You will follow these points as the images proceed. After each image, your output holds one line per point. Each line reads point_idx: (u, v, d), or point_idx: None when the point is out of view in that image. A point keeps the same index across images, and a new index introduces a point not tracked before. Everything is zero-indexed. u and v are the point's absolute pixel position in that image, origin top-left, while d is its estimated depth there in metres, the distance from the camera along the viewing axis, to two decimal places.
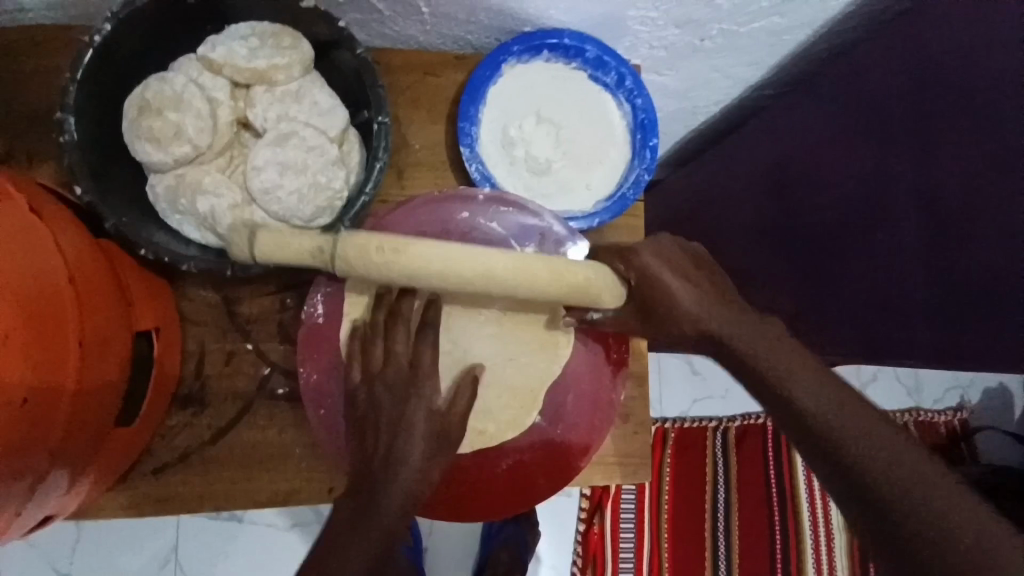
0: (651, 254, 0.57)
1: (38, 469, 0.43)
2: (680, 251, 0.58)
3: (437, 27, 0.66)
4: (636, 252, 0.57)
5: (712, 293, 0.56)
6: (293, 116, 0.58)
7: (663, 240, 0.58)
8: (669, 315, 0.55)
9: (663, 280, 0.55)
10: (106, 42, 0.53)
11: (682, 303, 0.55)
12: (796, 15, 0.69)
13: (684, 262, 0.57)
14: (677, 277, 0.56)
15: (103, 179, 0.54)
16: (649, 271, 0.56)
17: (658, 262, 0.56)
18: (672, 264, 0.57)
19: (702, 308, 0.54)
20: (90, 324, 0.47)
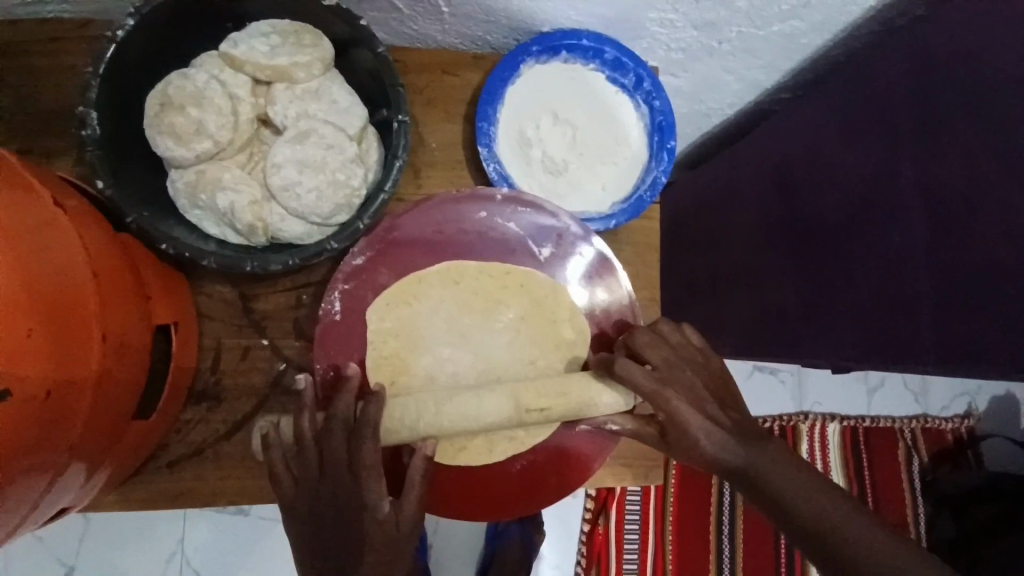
0: (679, 395, 0.54)
1: (58, 464, 0.44)
2: (700, 379, 0.55)
3: (455, 26, 0.66)
4: (663, 399, 0.53)
5: (732, 429, 0.54)
6: (313, 113, 0.59)
7: (682, 370, 0.55)
8: (685, 447, 0.54)
9: (686, 422, 0.53)
10: (128, 37, 0.53)
11: (702, 447, 0.53)
12: (813, 19, 0.69)
13: (704, 393, 0.55)
14: (699, 416, 0.54)
15: (123, 174, 0.54)
16: (675, 421, 0.53)
17: (685, 406, 0.53)
18: (694, 400, 0.54)
19: (724, 451, 0.53)
20: (111, 320, 0.47)
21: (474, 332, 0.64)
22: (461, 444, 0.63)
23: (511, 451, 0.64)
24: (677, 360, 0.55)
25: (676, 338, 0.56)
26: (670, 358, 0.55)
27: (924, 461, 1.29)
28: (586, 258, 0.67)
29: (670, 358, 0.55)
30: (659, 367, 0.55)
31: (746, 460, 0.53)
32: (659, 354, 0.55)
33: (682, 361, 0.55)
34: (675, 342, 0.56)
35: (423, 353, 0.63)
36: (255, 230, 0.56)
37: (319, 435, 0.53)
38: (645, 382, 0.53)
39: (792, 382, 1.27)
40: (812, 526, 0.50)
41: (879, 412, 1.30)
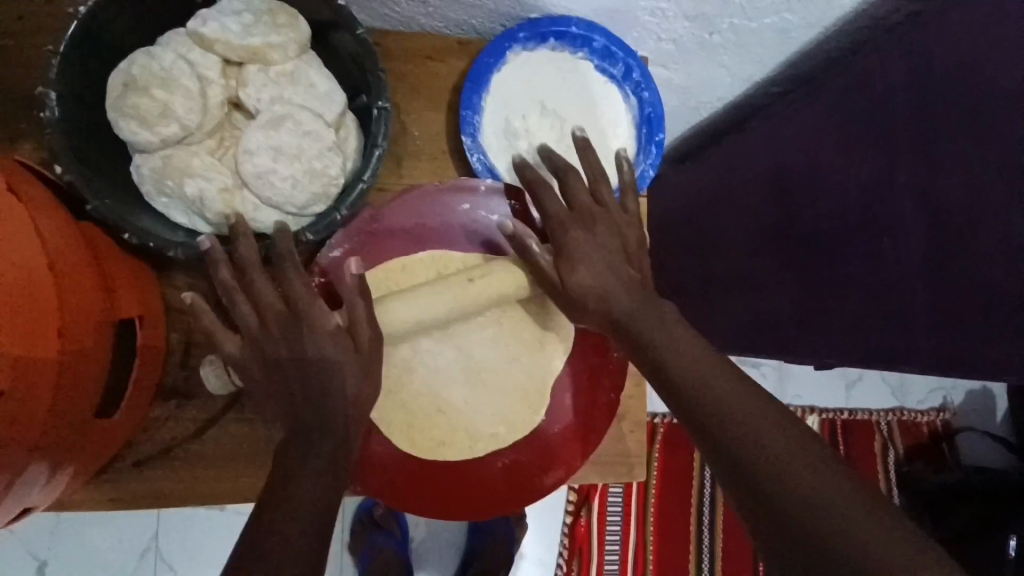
0: (581, 232, 0.55)
1: (16, 465, 0.41)
2: (612, 234, 0.56)
3: (440, 10, 0.63)
4: (565, 228, 0.55)
5: (630, 284, 0.54)
6: (288, 98, 0.56)
7: (599, 222, 0.56)
8: (573, 283, 0.54)
9: (579, 254, 0.54)
10: (90, 14, 0.50)
11: (588, 284, 0.54)
12: (807, 12, 0.68)
13: (617, 252, 0.55)
14: (600, 260, 0.54)
15: (85, 158, 0.51)
16: (570, 254, 0.54)
17: (584, 245, 0.55)
18: (599, 247, 0.55)
19: (607, 295, 0.54)
20: (71, 313, 0.44)
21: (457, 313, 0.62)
22: (440, 440, 0.62)
23: (492, 448, 0.63)
24: (599, 208, 0.56)
25: (606, 194, 0.57)
26: (590, 207, 0.56)
27: (900, 453, 1.32)
28: None
29: (590, 209, 0.56)
30: (576, 207, 0.56)
31: (626, 313, 0.53)
32: (581, 197, 0.57)
33: (603, 214, 0.56)
34: (603, 199, 0.57)
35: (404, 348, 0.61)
36: (226, 220, 0.54)
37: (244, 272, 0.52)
38: (557, 210, 0.56)
39: (773, 376, 1.28)
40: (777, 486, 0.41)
41: (857, 405, 1.32)
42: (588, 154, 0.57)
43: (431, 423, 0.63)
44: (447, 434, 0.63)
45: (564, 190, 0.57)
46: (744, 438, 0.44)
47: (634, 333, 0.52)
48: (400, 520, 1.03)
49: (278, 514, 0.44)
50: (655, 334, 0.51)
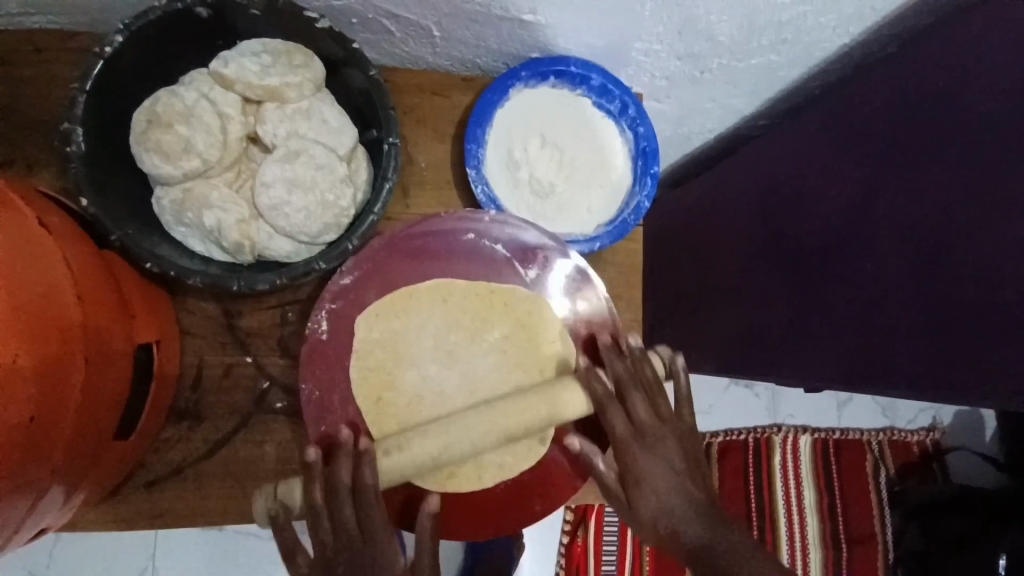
0: (647, 456, 0.55)
1: (40, 488, 0.43)
2: (677, 452, 0.55)
3: (446, 49, 0.67)
4: (630, 452, 0.55)
5: (695, 507, 0.53)
6: (303, 133, 0.59)
7: (665, 443, 0.55)
8: (641, 510, 0.54)
9: (647, 475, 0.54)
10: (116, 54, 0.53)
11: (652, 508, 0.53)
12: (791, 52, 0.72)
13: (683, 472, 0.55)
14: (666, 487, 0.54)
15: (108, 190, 0.54)
16: (638, 484, 0.54)
17: (651, 477, 0.54)
18: (664, 465, 0.54)
19: (679, 522, 0.53)
20: (95, 340, 0.47)
21: (461, 342, 0.64)
22: (450, 471, 0.63)
23: (498, 476, 0.64)
24: (658, 422, 0.56)
25: (667, 411, 0.57)
26: (658, 429, 0.55)
27: (891, 474, 1.33)
28: (562, 272, 0.66)
29: (653, 425, 0.56)
30: (646, 431, 0.55)
31: (699, 538, 0.52)
32: (647, 418, 0.56)
33: (666, 432, 0.56)
34: (664, 414, 0.56)
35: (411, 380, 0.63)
36: (241, 248, 0.56)
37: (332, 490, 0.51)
38: (623, 433, 0.55)
39: (766, 396, 1.31)
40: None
41: (849, 426, 1.34)
42: (646, 369, 0.57)
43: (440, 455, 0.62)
44: (455, 468, 0.63)
45: (627, 404, 0.56)
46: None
47: (705, 557, 0.51)
48: None
49: None
50: (729, 561, 0.50)
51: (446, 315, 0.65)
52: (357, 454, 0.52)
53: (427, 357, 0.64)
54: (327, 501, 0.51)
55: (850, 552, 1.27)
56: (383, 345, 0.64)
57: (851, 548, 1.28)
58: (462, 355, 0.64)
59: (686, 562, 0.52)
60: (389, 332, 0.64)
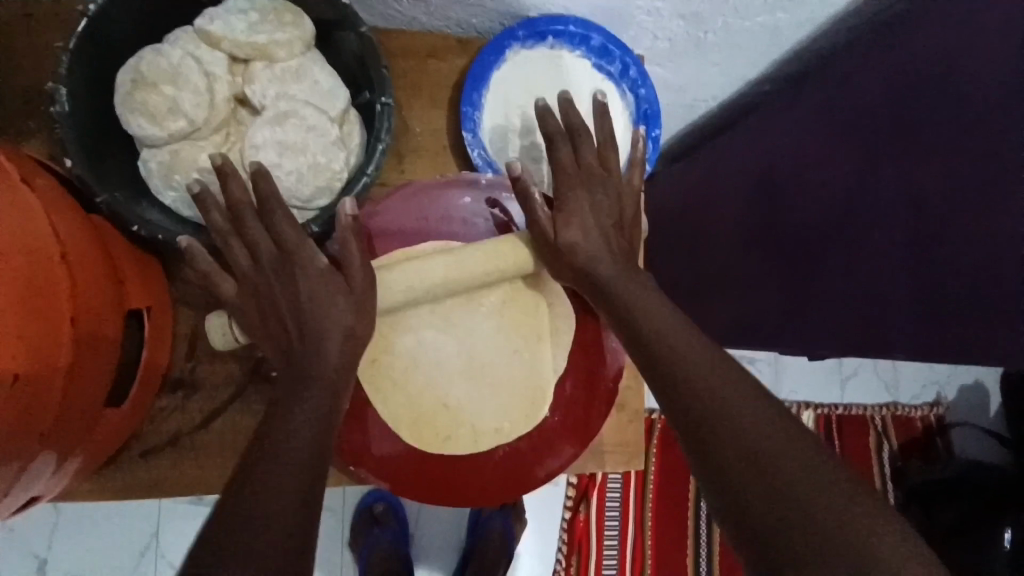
0: (583, 189, 0.54)
1: (28, 452, 0.42)
2: (613, 207, 0.54)
3: (441, 9, 0.64)
4: (566, 181, 0.54)
5: (620, 254, 0.52)
6: (293, 94, 0.57)
7: (600, 186, 0.54)
8: (566, 234, 0.52)
9: (580, 211, 0.53)
10: (99, 11, 0.51)
11: (578, 244, 0.52)
12: (797, 11, 0.70)
13: (610, 214, 0.54)
14: (593, 219, 0.53)
15: (94, 153, 0.52)
16: (568, 206, 0.53)
17: (582, 198, 0.53)
18: (595, 200, 0.54)
19: (601, 256, 0.52)
20: (82, 302, 0.45)
21: (456, 308, 0.63)
22: (446, 434, 0.63)
23: (494, 443, 0.64)
24: (600, 174, 0.55)
25: (610, 175, 0.55)
26: (593, 169, 0.55)
27: (894, 449, 1.33)
28: None
29: (595, 170, 0.55)
30: (585, 161, 0.54)
31: (612, 274, 0.51)
32: (588, 154, 0.55)
33: (604, 178, 0.55)
34: (608, 165, 0.55)
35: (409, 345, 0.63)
36: None
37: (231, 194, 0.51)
38: (565, 162, 0.54)
39: (768, 371, 1.29)
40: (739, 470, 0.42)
41: (852, 400, 1.33)
42: (605, 135, 0.56)
43: (438, 418, 0.63)
44: (453, 433, 0.63)
45: (574, 150, 0.55)
46: (729, 432, 0.43)
47: (613, 294, 0.51)
48: (400, 513, 1.05)
49: (282, 446, 0.43)
50: (669, 342, 0.47)
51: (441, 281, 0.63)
52: (260, 208, 0.51)
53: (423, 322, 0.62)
54: (237, 230, 0.51)
55: None
56: None
57: None
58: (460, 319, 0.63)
59: (601, 308, 0.52)
60: None
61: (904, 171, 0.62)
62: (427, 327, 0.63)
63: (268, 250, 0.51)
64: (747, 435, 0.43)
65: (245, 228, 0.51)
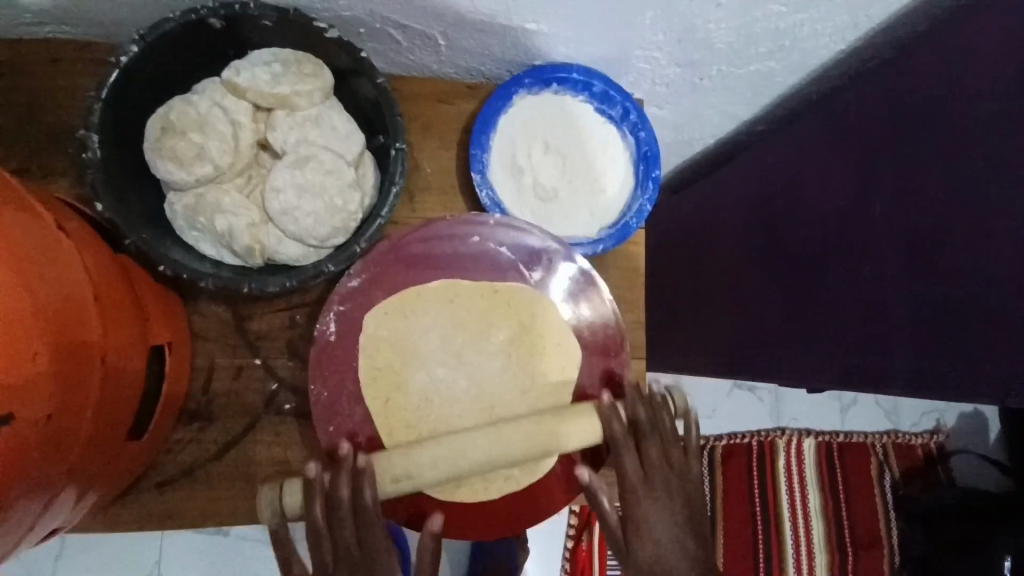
0: (650, 501, 0.57)
1: (56, 484, 0.44)
2: (679, 500, 0.58)
3: (451, 57, 0.68)
4: (634, 492, 0.57)
5: (682, 517, 0.57)
6: (312, 140, 0.60)
7: (665, 480, 0.58)
8: (638, 550, 0.55)
9: (648, 530, 0.56)
10: (132, 63, 0.54)
11: (661, 551, 0.55)
12: (787, 59, 0.74)
13: (676, 502, 0.58)
14: (662, 504, 0.57)
15: (124, 196, 0.55)
16: (637, 509, 0.57)
17: (648, 502, 0.57)
18: (663, 511, 0.57)
19: (669, 560, 0.55)
20: (110, 339, 0.48)
21: (467, 343, 0.65)
22: (457, 482, 0.64)
23: (505, 486, 0.65)
24: (667, 466, 0.58)
25: (679, 458, 0.59)
26: (659, 459, 0.58)
27: (896, 476, 1.33)
28: (564, 280, 0.68)
29: (660, 465, 0.58)
30: (651, 457, 0.58)
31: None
32: (653, 456, 0.58)
33: (670, 477, 0.58)
34: (672, 457, 0.59)
35: (418, 447, 0.56)
36: (252, 252, 0.57)
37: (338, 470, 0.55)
38: (633, 474, 0.57)
39: (769, 399, 1.31)
40: None
41: (853, 428, 1.34)
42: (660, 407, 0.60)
43: None
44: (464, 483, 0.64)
45: (637, 447, 0.59)
46: None
47: None
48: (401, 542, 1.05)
49: None
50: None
51: (451, 318, 0.65)
52: (356, 471, 0.55)
53: (436, 358, 0.65)
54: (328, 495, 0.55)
55: (855, 556, 1.28)
56: (392, 345, 0.64)
57: (857, 552, 1.28)
58: (469, 358, 0.65)
59: None
60: (396, 331, 0.65)
61: None
62: (438, 365, 0.64)
63: (357, 514, 0.54)
64: None
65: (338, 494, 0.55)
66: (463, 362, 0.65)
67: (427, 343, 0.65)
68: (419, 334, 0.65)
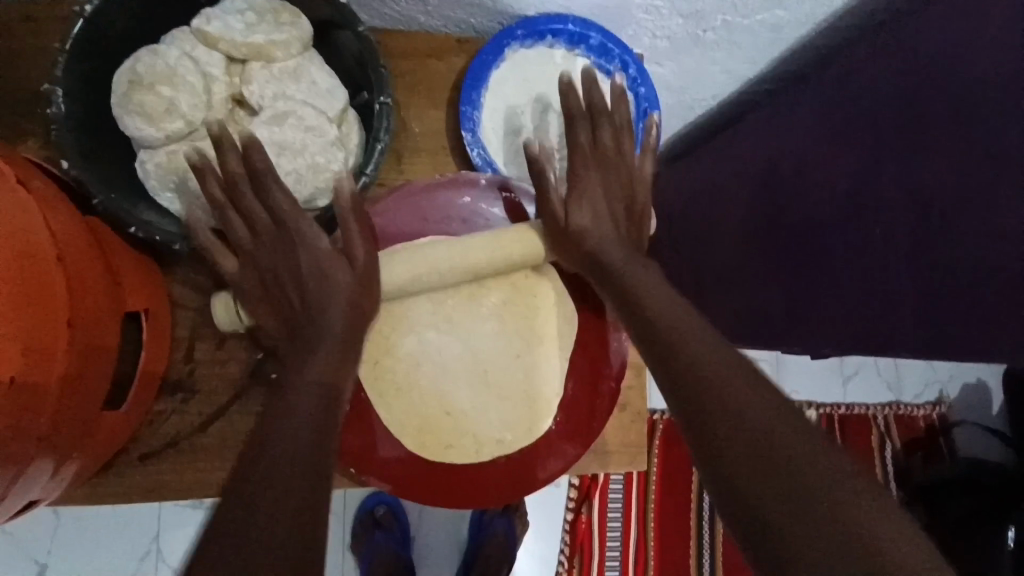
0: (593, 175, 0.57)
1: (23, 457, 0.42)
2: (626, 191, 0.57)
3: (439, 8, 0.64)
4: (580, 169, 0.57)
5: (621, 236, 0.56)
6: (291, 94, 0.57)
7: (610, 181, 0.57)
8: (573, 213, 0.56)
9: (589, 191, 0.56)
10: (98, 12, 0.51)
11: (587, 223, 0.55)
12: (796, 8, 0.69)
13: (618, 209, 0.57)
14: (601, 197, 0.57)
15: (92, 154, 0.52)
16: (579, 182, 0.56)
17: (591, 176, 0.57)
18: (601, 194, 0.57)
19: (600, 235, 0.55)
20: (79, 305, 0.45)
21: (459, 303, 0.62)
22: (448, 443, 0.63)
23: (498, 453, 0.63)
24: (616, 162, 0.58)
25: (629, 176, 0.58)
26: (607, 170, 0.57)
27: (897, 448, 1.32)
28: None
29: (608, 159, 0.57)
30: (603, 158, 0.57)
31: (615, 260, 0.54)
32: (604, 143, 0.57)
33: (615, 180, 0.57)
34: (622, 150, 0.58)
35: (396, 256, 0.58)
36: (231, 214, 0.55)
37: (232, 185, 0.52)
38: (580, 160, 0.57)
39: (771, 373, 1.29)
40: (727, 444, 0.41)
41: (855, 401, 1.32)
42: (622, 112, 0.58)
43: (440, 428, 0.63)
44: (457, 446, 0.63)
45: (592, 133, 0.57)
46: (722, 406, 0.43)
47: (608, 273, 0.54)
48: (399, 516, 1.04)
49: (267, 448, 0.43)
50: (655, 304, 0.50)
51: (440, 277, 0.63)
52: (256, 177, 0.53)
53: (426, 322, 0.63)
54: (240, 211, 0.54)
55: None
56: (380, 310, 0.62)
57: None
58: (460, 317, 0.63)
59: (586, 268, 0.56)
60: None
61: (908, 167, 0.61)
62: (427, 332, 0.63)
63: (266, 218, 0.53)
64: (746, 408, 0.42)
65: (251, 208, 0.53)
66: (453, 324, 0.63)
67: (415, 306, 0.62)
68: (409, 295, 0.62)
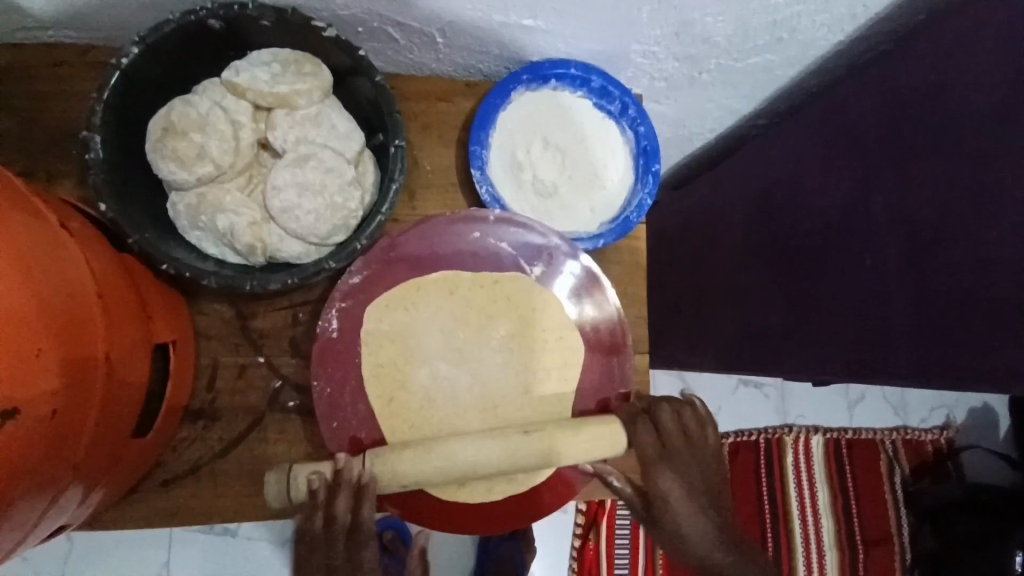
0: (671, 471, 0.61)
1: (61, 482, 0.44)
2: (699, 475, 0.62)
3: (450, 56, 0.69)
4: (654, 468, 0.60)
5: (698, 491, 0.61)
6: (312, 138, 0.61)
7: (681, 452, 0.61)
8: (662, 522, 0.61)
9: (673, 507, 0.61)
10: (133, 65, 0.55)
11: (677, 522, 0.60)
12: (787, 52, 0.73)
13: (693, 475, 0.62)
14: (677, 487, 0.61)
15: (125, 195, 0.55)
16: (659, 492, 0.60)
17: (668, 479, 0.61)
18: (677, 477, 0.61)
19: (687, 531, 0.61)
20: (115, 337, 0.48)
21: (468, 339, 0.65)
22: (461, 478, 0.64)
23: (508, 486, 0.65)
24: (685, 445, 0.62)
25: (694, 433, 0.62)
26: (676, 434, 0.61)
27: (906, 473, 1.32)
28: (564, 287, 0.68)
29: (677, 437, 0.61)
30: (669, 438, 0.61)
31: (697, 539, 0.61)
32: (673, 434, 0.61)
33: (686, 448, 0.62)
34: (688, 430, 0.62)
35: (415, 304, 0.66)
36: (254, 250, 0.58)
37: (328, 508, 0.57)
38: (651, 452, 0.60)
39: (776, 396, 1.30)
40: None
41: (861, 425, 1.32)
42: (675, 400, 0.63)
43: None
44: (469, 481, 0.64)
45: (657, 430, 0.61)
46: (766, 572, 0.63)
47: (689, 543, 0.61)
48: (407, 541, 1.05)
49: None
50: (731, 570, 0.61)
51: (451, 310, 0.66)
52: (356, 487, 0.56)
53: (438, 355, 0.65)
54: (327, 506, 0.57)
55: (865, 554, 1.27)
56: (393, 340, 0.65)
57: (867, 550, 1.27)
58: (469, 350, 0.65)
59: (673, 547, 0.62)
60: (398, 323, 0.65)
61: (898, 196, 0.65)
62: (439, 364, 0.65)
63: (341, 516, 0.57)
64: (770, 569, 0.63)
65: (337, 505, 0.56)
66: (462, 356, 0.65)
67: (425, 337, 0.65)
68: (421, 327, 0.65)
